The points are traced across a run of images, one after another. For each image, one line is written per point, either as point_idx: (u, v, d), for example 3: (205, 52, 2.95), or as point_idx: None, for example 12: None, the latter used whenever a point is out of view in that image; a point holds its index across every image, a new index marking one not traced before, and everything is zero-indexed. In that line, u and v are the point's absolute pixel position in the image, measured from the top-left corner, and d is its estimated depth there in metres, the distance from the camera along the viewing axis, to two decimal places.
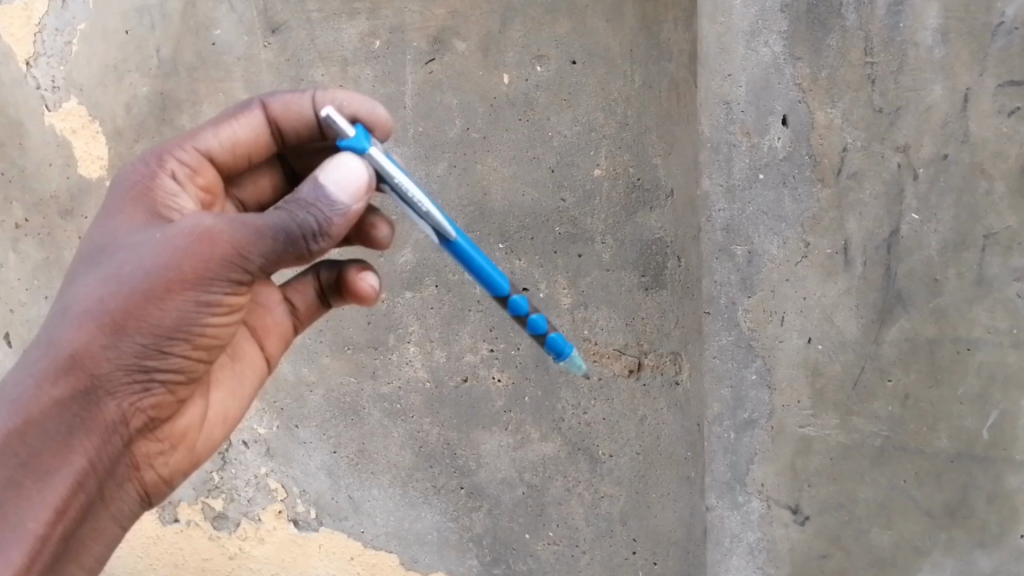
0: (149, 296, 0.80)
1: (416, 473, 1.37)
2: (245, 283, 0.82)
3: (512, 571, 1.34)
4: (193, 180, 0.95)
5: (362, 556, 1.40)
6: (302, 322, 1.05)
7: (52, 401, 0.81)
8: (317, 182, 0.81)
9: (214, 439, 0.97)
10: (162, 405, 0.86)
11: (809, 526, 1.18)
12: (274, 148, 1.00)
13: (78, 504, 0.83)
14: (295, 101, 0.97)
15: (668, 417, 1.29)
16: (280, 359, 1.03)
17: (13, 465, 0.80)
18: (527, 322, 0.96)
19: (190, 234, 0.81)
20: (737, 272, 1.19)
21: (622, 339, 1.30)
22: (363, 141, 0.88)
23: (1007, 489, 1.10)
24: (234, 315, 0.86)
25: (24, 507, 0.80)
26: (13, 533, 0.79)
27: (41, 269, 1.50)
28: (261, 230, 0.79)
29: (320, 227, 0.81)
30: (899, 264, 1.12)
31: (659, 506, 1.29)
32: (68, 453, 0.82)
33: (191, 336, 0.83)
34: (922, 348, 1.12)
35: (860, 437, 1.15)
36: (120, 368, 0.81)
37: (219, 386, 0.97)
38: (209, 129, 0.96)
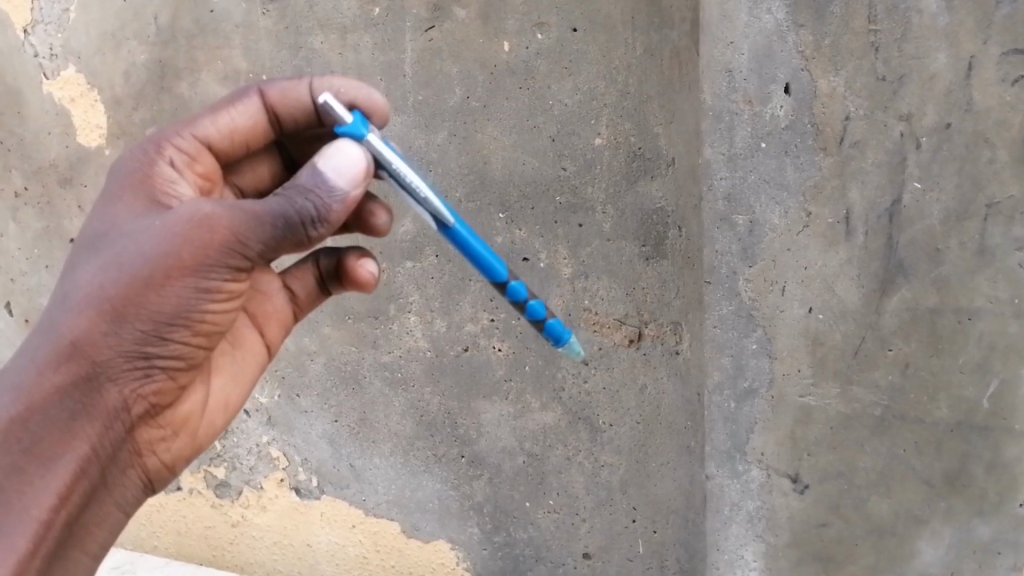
0: (149, 283, 0.79)
1: (417, 443, 1.38)
2: (244, 269, 0.82)
3: (513, 538, 1.36)
4: (191, 167, 0.95)
5: (364, 524, 1.41)
6: (302, 309, 1.05)
7: (54, 388, 0.81)
8: (315, 168, 0.81)
9: (216, 426, 0.97)
10: (163, 391, 0.86)
11: (808, 495, 1.18)
12: (272, 135, 0.99)
13: (81, 490, 0.84)
14: (293, 89, 0.96)
15: (667, 386, 1.29)
16: (280, 346, 1.03)
17: (15, 452, 0.81)
18: (527, 309, 0.97)
19: (189, 221, 0.80)
20: (738, 242, 1.19)
21: (622, 310, 1.30)
22: (360, 128, 0.88)
23: (1006, 458, 1.11)
24: (234, 302, 0.85)
25: (28, 493, 0.80)
26: (17, 520, 0.80)
27: (42, 239, 1.50)
28: (259, 216, 0.79)
29: (319, 213, 0.81)
30: (901, 234, 1.12)
31: (659, 474, 1.30)
32: (71, 439, 0.82)
33: (191, 323, 0.83)
34: (923, 318, 1.12)
35: (860, 406, 1.15)
36: (121, 355, 0.81)
37: (220, 372, 0.97)
38: (206, 117, 0.95)
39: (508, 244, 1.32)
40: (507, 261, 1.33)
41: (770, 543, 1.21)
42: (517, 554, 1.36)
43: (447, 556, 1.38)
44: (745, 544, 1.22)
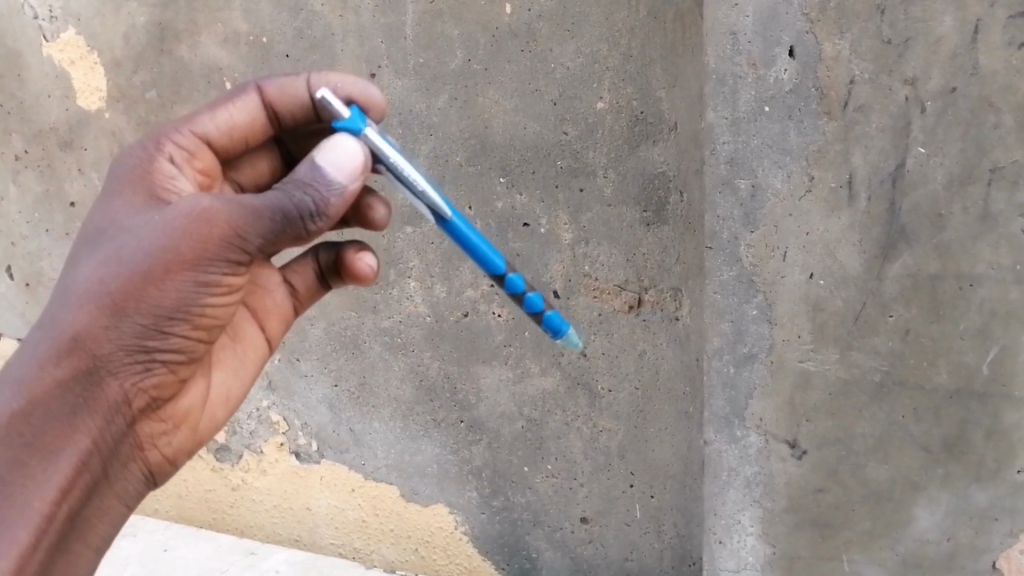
0: (149, 277, 0.79)
1: (416, 407, 1.39)
2: (243, 263, 0.82)
3: (511, 503, 1.36)
4: (190, 164, 0.94)
5: (363, 488, 1.43)
6: (302, 304, 1.05)
7: (56, 382, 0.81)
8: (313, 162, 0.81)
9: (218, 419, 0.96)
10: (164, 384, 0.86)
11: (805, 461, 1.18)
12: (270, 131, 0.99)
13: (83, 482, 0.83)
14: (291, 85, 0.96)
15: (667, 352, 1.29)
16: (281, 340, 1.03)
17: (17, 446, 0.80)
18: (524, 301, 0.98)
19: (188, 215, 0.80)
20: (740, 207, 1.17)
21: (622, 275, 1.30)
22: (357, 121, 0.88)
23: (1004, 425, 1.11)
24: (233, 295, 0.85)
25: (31, 486, 0.80)
26: (19, 512, 0.79)
27: (42, 202, 1.50)
28: (258, 210, 0.79)
29: (317, 207, 0.80)
30: (904, 199, 1.11)
31: (657, 440, 1.30)
32: (73, 433, 0.81)
33: (191, 317, 0.82)
34: (924, 284, 1.11)
35: (859, 372, 1.15)
36: (121, 349, 0.81)
37: (220, 366, 0.96)
38: (204, 113, 0.95)
39: (508, 209, 1.32)
40: (507, 226, 1.32)
41: (768, 508, 1.21)
42: (515, 518, 1.37)
43: (446, 520, 1.40)
44: (742, 510, 1.22)
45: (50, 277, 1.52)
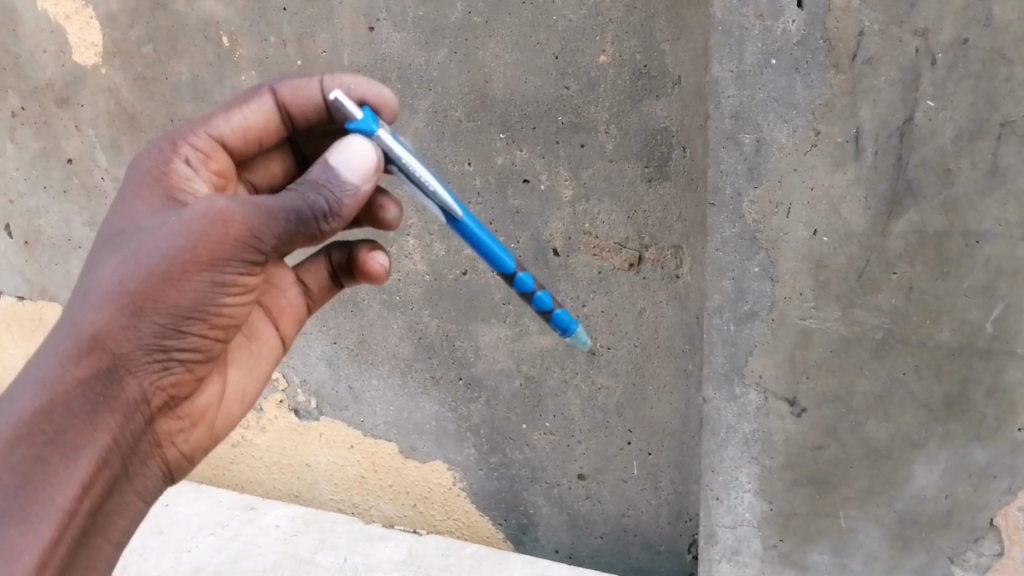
0: (167, 277, 0.79)
1: (416, 364, 1.39)
2: (259, 263, 0.82)
3: (509, 459, 1.37)
4: (206, 165, 0.94)
5: (363, 445, 1.44)
6: (315, 303, 1.05)
7: (76, 380, 0.79)
8: (326, 163, 0.81)
9: (234, 417, 0.96)
10: (181, 383, 0.86)
11: (804, 418, 1.18)
12: (285, 133, 0.99)
13: (103, 479, 0.82)
14: (304, 86, 0.96)
15: (666, 311, 1.28)
16: (294, 339, 1.04)
17: (38, 443, 0.78)
18: (534, 299, 0.98)
19: (204, 215, 0.80)
20: (744, 162, 1.14)
21: (623, 233, 1.28)
22: (370, 123, 0.87)
23: (1007, 383, 1.10)
24: (248, 295, 0.85)
25: (52, 483, 0.78)
26: (41, 509, 0.77)
27: (40, 159, 1.50)
28: (272, 210, 0.80)
29: (331, 207, 0.81)
30: (912, 153, 1.09)
31: (655, 398, 1.30)
32: (93, 431, 0.80)
33: (208, 316, 0.82)
34: (929, 241, 1.10)
35: (861, 330, 1.14)
36: (141, 348, 0.80)
37: (235, 364, 0.97)
38: (219, 116, 0.95)
39: (508, 165, 1.30)
40: (506, 183, 1.30)
41: (765, 466, 1.21)
42: (513, 474, 1.38)
43: (445, 477, 1.41)
44: (739, 467, 1.22)
45: (49, 236, 1.52)
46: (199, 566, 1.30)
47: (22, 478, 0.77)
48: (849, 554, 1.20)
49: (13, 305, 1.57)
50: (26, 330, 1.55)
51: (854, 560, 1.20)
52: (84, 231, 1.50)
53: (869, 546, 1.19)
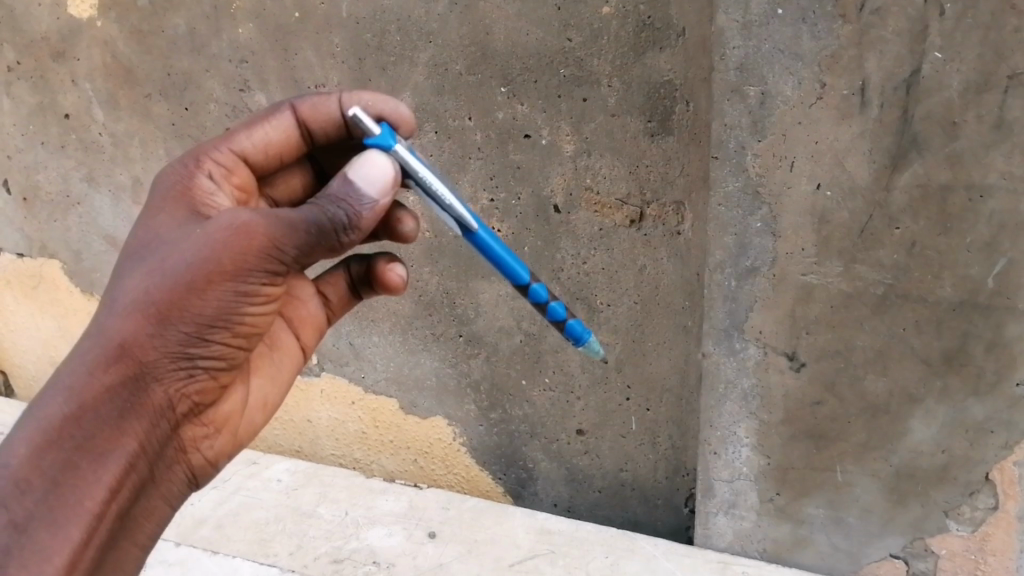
0: (191, 287, 0.81)
1: (416, 322, 1.40)
2: (280, 274, 0.84)
3: (509, 415, 1.39)
4: (228, 180, 0.96)
5: (363, 400, 1.49)
6: (334, 315, 1.06)
7: (104, 387, 0.81)
8: (345, 177, 0.83)
9: (256, 424, 0.98)
10: (206, 389, 0.88)
11: (803, 373, 1.18)
12: (304, 148, 1.01)
13: (130, 484, 0.84)
14: (323, 103, 0.98)
15: (667, 266, 1.27)
16: (314, 350, 1.05)
17: (67, 448, 0.80)
18: (548, 310, 0.99)
19: (228, 228, 0.82)
20: (748, 115, 1.12)
21: (624, 188, 1.26)
22: (388, 138, 0.90)
23: (1007, 338, 1.09)
24: (270, 304, 0.87)
25: (80, 487, 0.80)
26: (71, 512, 0.79)
27: (36, 115, 1.49)
28: (294, 223, 0.81)
29: (350, 220, 0.83)
30: (917, 106, 1.04)
31: (654, 354, 1.30)
32: (120, 436, 0.82)
33: (231, 325, 0.85)
34: (933, 195, 1.07)
35: (862, 285, 1.12)
36: (166, 356, 0.82)
37: (258, 374, 0.99)
38: (242, 132, 0.97)
39: (509, 119, 1.27)
40: (507, 138, 1.28)
41: (764, 420, 1.22)
42: (513, 430, 1.40)
43: (444, 432, 1.45)
44: (738, 421, 1.23)
45: (47, 193, 1.53)
46: (202, 519, 1.36)
47: (52, 482, 0.79)
48: (845, 508, 1.22)
49: (12, 262, 1.61)
50: (27, 286, 1.60)
51: (850, 513, 1.22)
52: (83, 187, 1.51)
53: (864, 500, 1.21)
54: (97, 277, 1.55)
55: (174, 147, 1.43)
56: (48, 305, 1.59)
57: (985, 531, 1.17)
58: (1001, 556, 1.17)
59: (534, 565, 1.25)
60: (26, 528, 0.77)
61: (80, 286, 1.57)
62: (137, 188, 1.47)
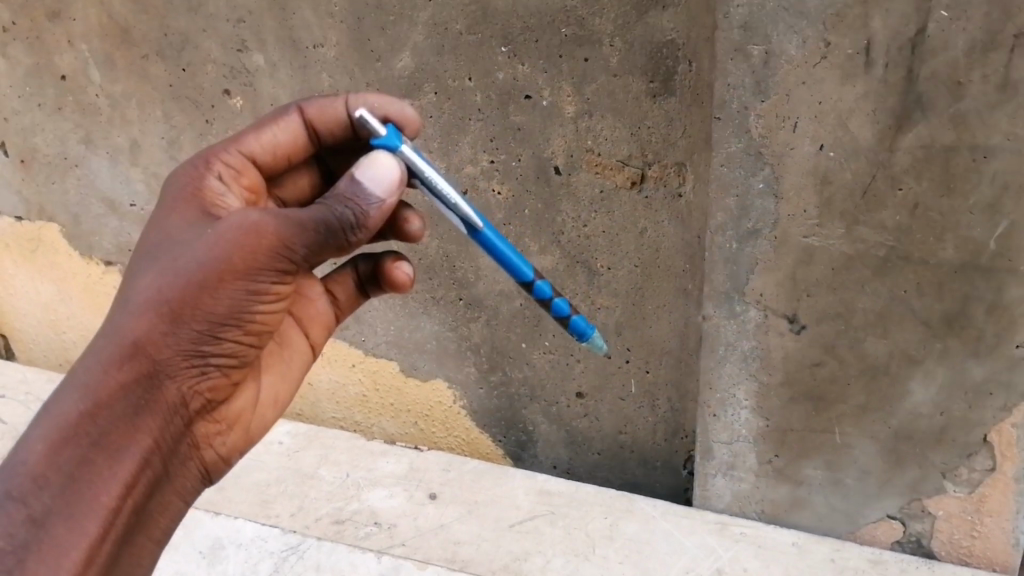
0: (203, 286, 0.82)
1: (415, 285, 1.39)
2: (290, 272, 0.86)
3: (509, 378, 1.41)
4: (238, 181, 0.97)
5: (364, 363, 1.51)
6: (342, 313, 1.07)
7: (118, 384, 0.83)
8: (353, 177, 0.85)
9: (268, 420, 1.00)
10: (217, 387, 0.90)
11: (804, 335, 1.18)
12: (311, 149, 1.03)
13: (145, 479, 0.86)
14: (330, 105, 1.00)
15: (668, 229, 1.26)
16: (324, 347, 1.06)
17: (84, 444, 0.82)
18: (551, 306, 1.03)
19: (237, 228, 0.83)
20: (751, 75, 1.07)
21: (625, 150, 1.23)
22: (394, 139, 0.94)
23: (1007, 300, 1.08)
24: (280, 302, 0.89)
25: (96, 483, 0.82)
26: (87, 508, 0.81)
27: (34, 76, 1.47)
28: (302, 223, 0.83)
29: (357, 220, 0.84)
30: (922, 66, 1.00)
31: (654, 317, 1.31)
32: (135, 433, 0.84)
33: (242, 323, 0.86)
34: (936, 157, 1.04)
35: (863, 247, 1.10)
36: (179, 353, 0.84)
37: (268, 371, 1.00)
38: (251, 134, 0.99)
39: (510, 80, 1.24)
40: (507, 98, 1.25)
41: (764, 382, 1.22)
42: (513, 393, 1.42)
43: (445, 395, 1.47)
44: (737, 383, 1.24)
45: (45, 154, 1.53)
46: None
47: (69, 477, 0.81)
48: (843, 470, 1.23)
49: (11, 225, 1.63)
50: (26, 250, 1.63)
51: (848, 475, 1.24)
52: (81, 149, 1.50)
53: (862, 462, 1.22)
54: (96, 240, 1.59)
55: (173, 109, 1.42)
56: (48, 268, 1.63)
57: (982, 492, 1.19)
58: (997, 517, 1.20)
59: (534, 526, 1.29)
60: (44, 523, 0.80)
61: (79, 250, 1.60)
62: (136, 151, 1.47)
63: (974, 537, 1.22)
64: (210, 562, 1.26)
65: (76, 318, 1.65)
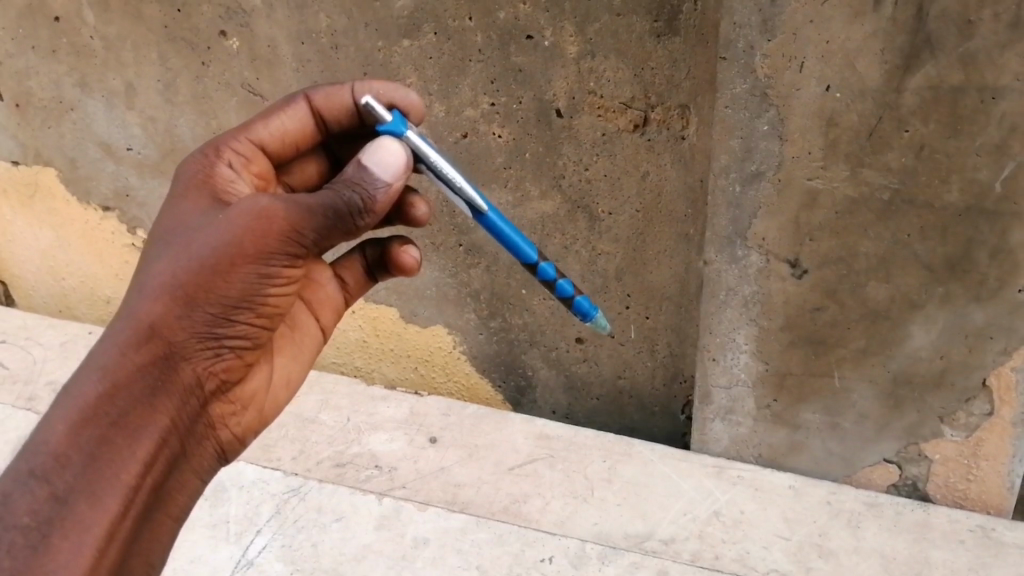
0: (216, 270, 0.83)
1: (415, 232, 1.37)
2: (300, 257, 0.86)
3: (509, 324, 1.42)
4: (248, 168, 0.99)
5: (365, 310, 1.51)
6: (353, 297, 1.08)
7: (135, 366, 0.83)
8: (360, 163, 0.86)
9: (280, 401, 1.02)
10: (232, 367, 0.91)
11: (805, 280, 1.17)
12: (319, 137, 1.03)
13: (163, 458, 0.87)
14: (337, 93, 1.00)
15: (669, 173, 1.24)
16: (333, 330, 1.07)
17: (103, 425, 0.82)
18: (555, 288, 1.04)
19: (249, 212, 0.84)
20: (758, 13, 1.03)
21: (628, 92, 1.20)
22: (400, 126, 0.94)
23: (1012, 244, 1.06)
24: (291, 286, 0.90)
25: (116, 461, 0.82)
26: (109, 485, 0.81)
27: (25, 16, 1.43)
28: (311, 207, 0.84)
29: (365, 204, 0.85)
30: (933, 3, 0.95)
31: (655, 263, 1.31)
32: (153, 413, 0.84)
33: (255, 306, 0.87)
34: (944, 98, 1.00)
35: (867, 190, 1.08)
36: (194, 336, 0.85)
37: (281, 353, 1.02)
38: (259, 123, 1.00)
39: (510, 19, 1.20)
40: (508, 39, 1.22)
41: (764, 327, 1.22)
42: (513, 338, 1.43)
43: (444, 340, 1.48)
44: (738, 328, 1.24)
45: (39, 98, 1.51)
46: None
47: (90, 457, 0.81)
48: (841, 414, 1.24)
49: (9, 170, 1.62)
50: (25, 195, 1.63)
51: (847, 419, 1.25)
52: (76, 92, 1.48)
53: (860, 406, 1.23)
54: (93, 185, 1.58)
55: (168, 51, 1.39)
56: (47, 214, 1.64)
57: (978, 436, 1.20)
58: (993, 460, 1.21)
59: (533, 469, 1.30)
60: (66, 501, 0.79)
61: (77, 195, 1.60)
62: (132, 94, 1.45)
63: (970, 481, 1.24)
64: (212, 504, 1.26)
65: (78, 265, 1.68)
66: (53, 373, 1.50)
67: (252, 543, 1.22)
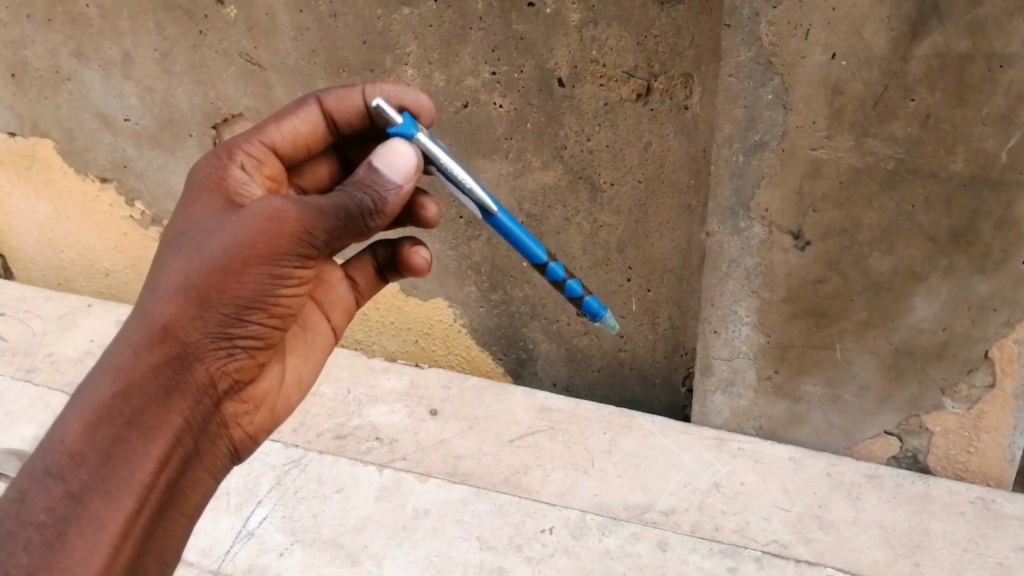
0: (229, 270, 0.83)
1: None
2: (311, 258, 0.86)
3: (510, 296, 1.41)
4: (260, 171, 0.98)
5: None
6: (362, 299, 1.08)
7: (149, 366, 0.83)
8: (370, 165, 0.86)
9: (293, 401, 1.01)
10: (244, 368, 0.91)
11: (808, 252, 1.16)
12: (330, 139, 1.02)
13: (177, 456, 0.86)
14: (348, 95, 0.99)
15: (672, 143, 1.23)
16: (344, 331, 1.07)
17: (117, 424, 0.81)
18: (565, 288, 1.04)
19: (261, 214, 0.84)
20: None
21: (632, 61, 1.19)
22: (410, 128, 0.93)
23: (1016, 215, 1.05)
24: (303, 287, 0.90)
25: (130, 460, 0.81)
26: (124, 483, 0.81)
27: None
28: (323, 209, 0.84)
29: (375, 205, 0.85)
30: None
31: (657, 235, 1.30)
32: (167, 413, 0.84)
33: (267, 306, 0.87)
34: (951, 66, 0.98)
35: (872, 161, 1.07)
36: (207, 336, 0.85)
37: (292, 353, 1.01)
38: (271, 125, 0.99)
39: None
40: (509, 6, 1.20)
41: (766, 299, 1.22)
42: (513, 311, 1.43)
43: (445, 314, 1.48)
44: (739, 300, 1.23)
45: (35, 68, 1.50)
46: None
47: (105, 455, 0.80)
48: (842, 386, 1.24)
49: (7, 142, 1.61)
50: (22, 166, 1.62)
51: (847, 391, 1.25)
52: (72, 61, 1.47)
53: (861, 378, 1.23)
54: (91, 156, 1.57)
55: (165, 19, 1.37)
56: (45, 186, 1.63)
57: (980, 408, 1.20)
58: (994, 433, 1.21)
59: (534, 441, 1.30)
60: (82, 498, 0.79)
61: (75, 166, 1.59)
62: (128, 64, 1.44)
63: (970, 453, 1.25)
64: None
65: (77, 237, 1.67)
66: (52, 346, 1.50)
67: (252, 514, 1.22)
